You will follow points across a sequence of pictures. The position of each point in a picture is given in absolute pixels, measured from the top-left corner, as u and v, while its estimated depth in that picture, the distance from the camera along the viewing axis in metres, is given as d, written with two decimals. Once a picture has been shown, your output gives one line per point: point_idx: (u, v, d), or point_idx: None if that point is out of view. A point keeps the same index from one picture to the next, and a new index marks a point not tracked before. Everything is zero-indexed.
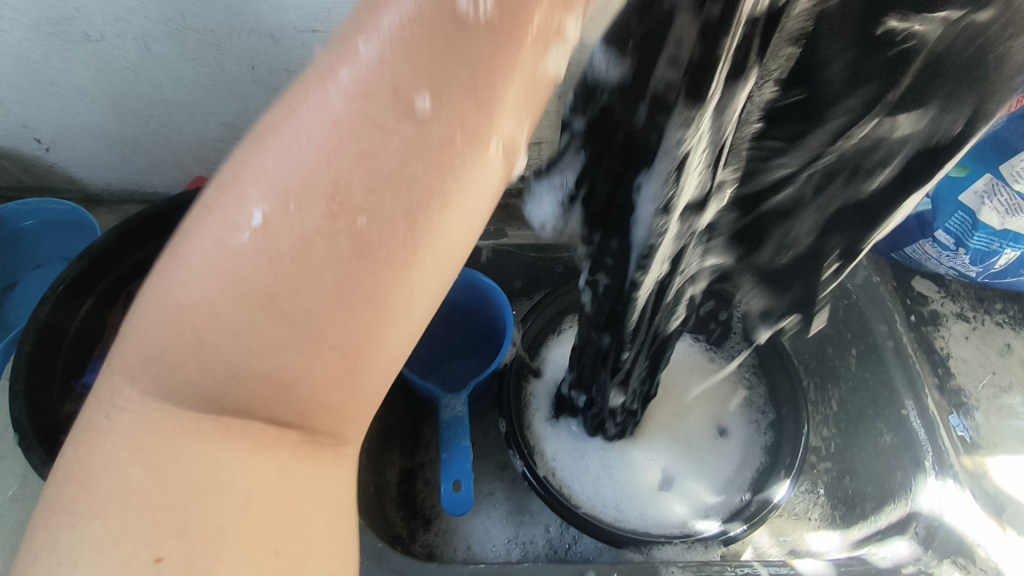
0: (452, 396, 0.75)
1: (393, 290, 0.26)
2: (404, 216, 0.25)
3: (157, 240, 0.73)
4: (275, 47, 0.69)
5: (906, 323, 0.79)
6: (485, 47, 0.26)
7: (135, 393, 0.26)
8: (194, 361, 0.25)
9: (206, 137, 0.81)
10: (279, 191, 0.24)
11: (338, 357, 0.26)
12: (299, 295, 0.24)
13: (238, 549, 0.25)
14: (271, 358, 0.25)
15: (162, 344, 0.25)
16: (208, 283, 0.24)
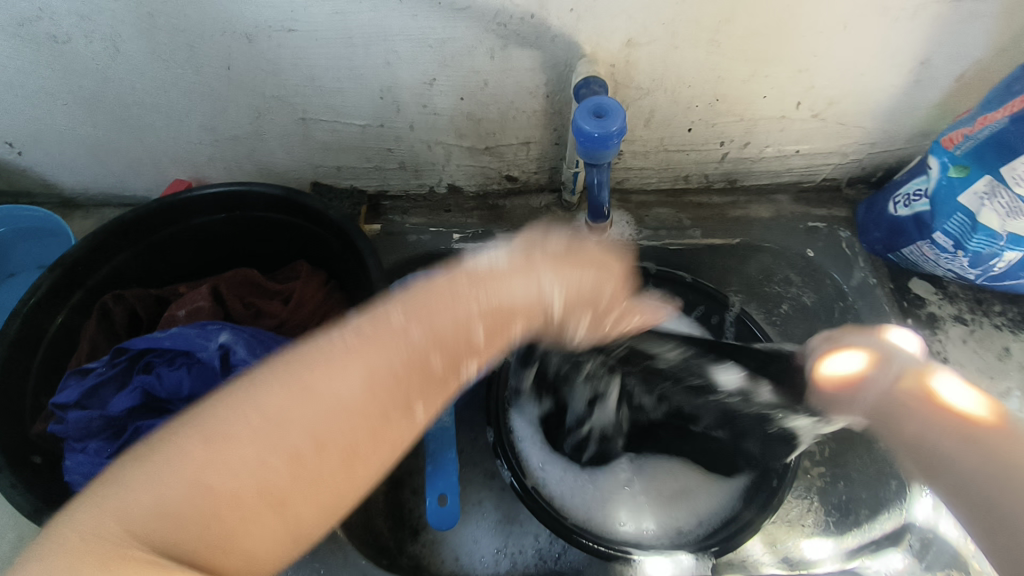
0: None
1: (351, 501, 0.41)
2: (373, 449, 0.42)
3: (132, 248, 0.71)
4: (251, 48, 0.66)
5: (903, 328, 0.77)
6: (445, 363, 0.45)
7: (120, 532, 0.35)
8: (193, 527, 0.36)
9: (183, 141, 0.78)
10: (308, 424, 0.40)
11: (297, 550, 0.40)
12: (298, 507, 0.39)
13: None
14: (263, 555, 0.38)
15: (174, 512, 0.36)
16: (237, 480, 0.37)
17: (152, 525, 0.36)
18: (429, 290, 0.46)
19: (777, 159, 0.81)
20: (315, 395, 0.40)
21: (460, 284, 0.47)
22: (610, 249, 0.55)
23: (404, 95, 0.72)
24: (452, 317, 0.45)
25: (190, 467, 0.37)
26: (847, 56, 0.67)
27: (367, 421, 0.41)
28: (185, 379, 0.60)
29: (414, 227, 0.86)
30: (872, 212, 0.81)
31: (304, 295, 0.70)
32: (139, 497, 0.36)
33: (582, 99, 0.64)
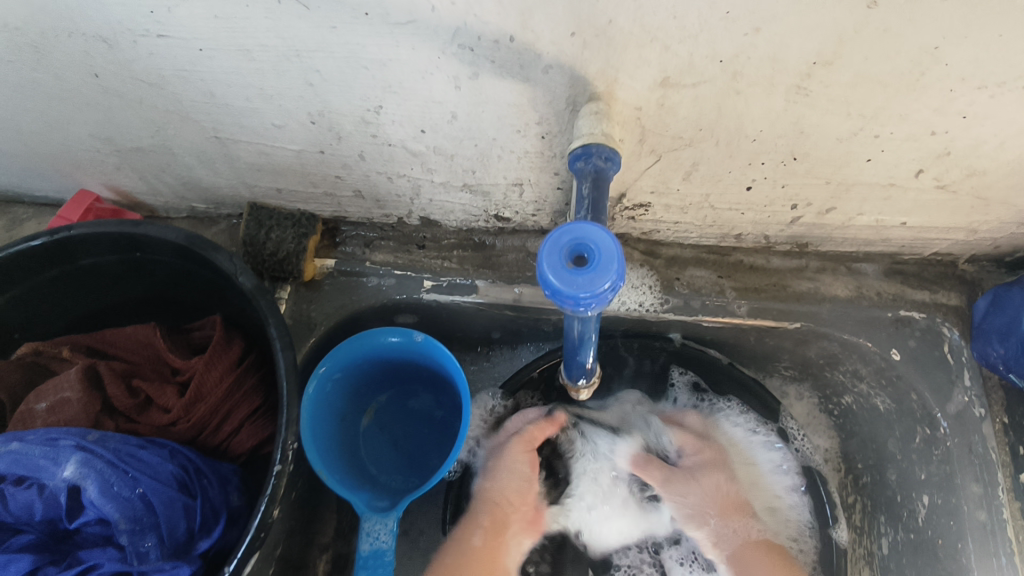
0: (375, 519, 0.59)
1: (473, 530, 0.63)
2: (491, 526, 0.63)
3: (6, 296, 0.56)
4: (114, 54, 0.46)
5: (1008, 487, 0.58)
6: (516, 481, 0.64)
7: (457, 537, 0.63)
8: (463, 529, 0.63)
9: (77, 148, 0.61)
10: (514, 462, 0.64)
11: (483, 534, 0.63)
12: (478, 538, 0.62)
13: (464, 537, 0.63)
14: (501, 534, 0.63)
15: (466, 532, 0.63)
16: (503, 469, 0.64)
17: (453, 540, 0.63)
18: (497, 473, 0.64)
19: (871, 229, 0.58)
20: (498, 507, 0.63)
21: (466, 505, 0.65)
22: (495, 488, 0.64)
23: (341, 122, 0.51)
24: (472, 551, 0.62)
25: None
26: (1017, 119, 0.42)
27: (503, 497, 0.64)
28: (32, 505, 0.46)
29: (375, 267, 0.67)
30: (999, 316, 0.58)
31: (205, 384, 0.55)
32: (463, 540, 0.63)
33: (580, 176, 0.44)
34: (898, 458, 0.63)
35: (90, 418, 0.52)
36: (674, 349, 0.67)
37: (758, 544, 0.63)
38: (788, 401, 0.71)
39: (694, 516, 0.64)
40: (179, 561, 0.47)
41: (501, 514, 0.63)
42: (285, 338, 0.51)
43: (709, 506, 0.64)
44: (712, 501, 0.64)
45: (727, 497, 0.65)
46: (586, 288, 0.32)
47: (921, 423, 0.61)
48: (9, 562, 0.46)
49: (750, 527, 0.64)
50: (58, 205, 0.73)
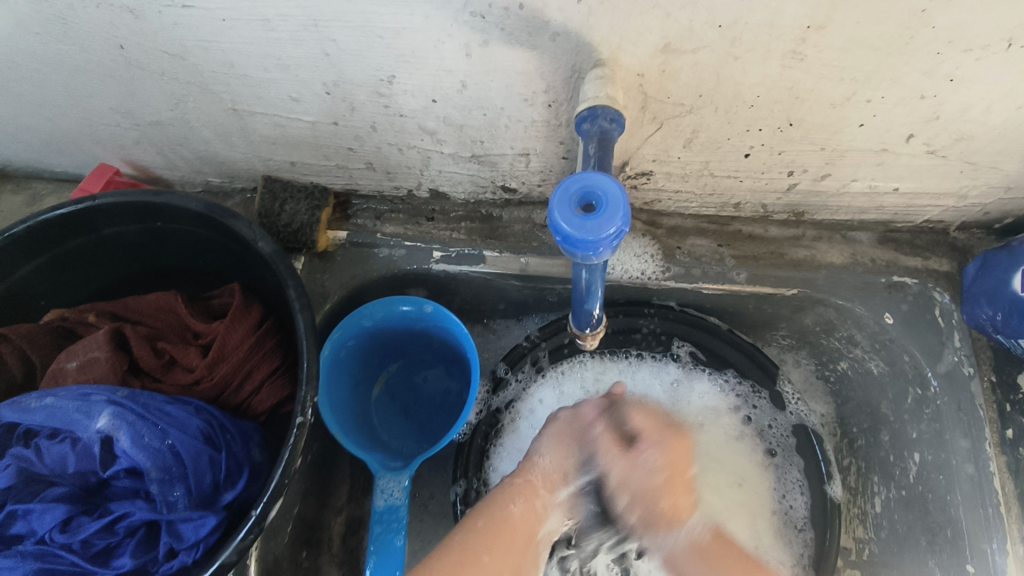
0: (389, 477, 0.61)
1: (512, 502, 0.58)
2: (533, 494, 0.58)
3: (34, 262, 0.58)
4: (139, 25, 0.48)
5: (995, 441, 0.61)
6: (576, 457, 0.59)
7: (492, 511, 0.57)
8: (495, 505, 0.57)
9: (98, 122, 0.63)
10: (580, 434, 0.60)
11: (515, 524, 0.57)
12: (515, 513, 0.57)
13: (493, 523, 0.56)
14: (539, 511, 0.58)
15: (501, 504, 0.57)
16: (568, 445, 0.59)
17: (477, 524, 0.56)
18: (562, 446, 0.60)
19: (865, 196, 0.60)
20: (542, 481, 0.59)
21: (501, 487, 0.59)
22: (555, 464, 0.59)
23: (355, 92, 0.53)
24: (509, 519, 0.57)
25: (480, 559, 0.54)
26: (1001, 80, 0.44)
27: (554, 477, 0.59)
28: (66, 457, 0.49)
29: (386, 238, 0.69)
30: (987, 279, 0.60)
31: (226, 345, 0.57)
32: (495, 524, 0.56)
33: (586, 139, 0.46)
34: (891, 419, 0.66)
35: (118, 376, 0.54)
36: (674, 314, 0.70)
37: (701, 544, 0.60)
38: (786, 368, 0.74)
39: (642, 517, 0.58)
40: (206, 511, 0.50)
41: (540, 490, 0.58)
42: (304, 300, 0.54)
43: (659, 498, 0.57)
44: (653, 502, 0.57)
45: (682, 487, 0.58)
46: (593, 232, 0.34)
47: (912, 383, 0.64)
48: (44, 512, 0.48)
49: (697, 524, 0.60)
50: (77, 181, 0.75)
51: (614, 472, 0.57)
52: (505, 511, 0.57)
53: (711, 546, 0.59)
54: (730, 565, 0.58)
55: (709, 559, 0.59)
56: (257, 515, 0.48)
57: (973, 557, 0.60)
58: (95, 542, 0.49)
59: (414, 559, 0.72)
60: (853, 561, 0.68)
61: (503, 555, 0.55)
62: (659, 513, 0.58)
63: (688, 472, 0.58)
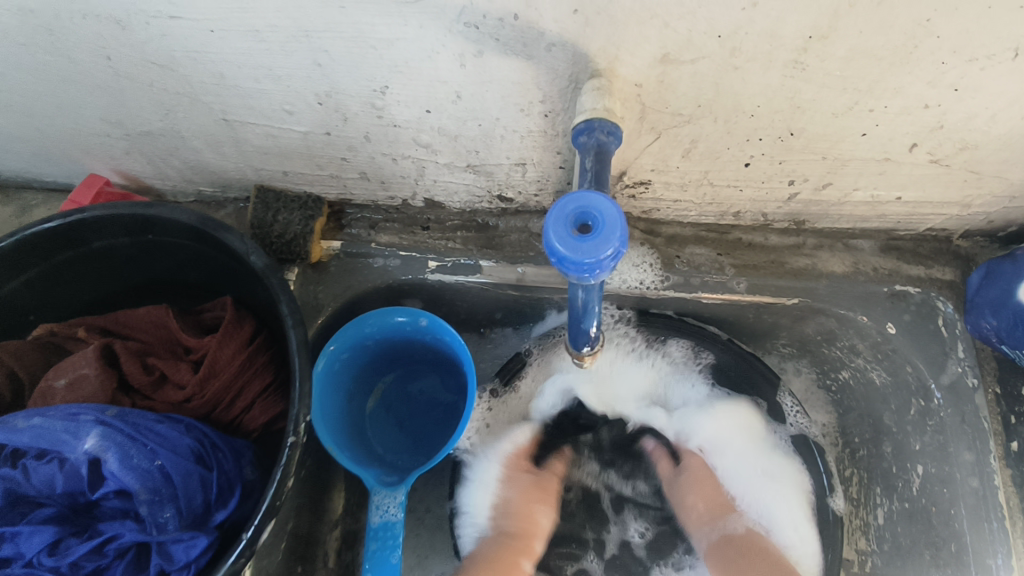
0: (384, 493, 0.60)
1: (489, 549, 0.65)
2: (504, 536, 0.65)
3: (22, 277, 0.57)
4: (127, 37, 0.47)
5: (999, 454, 0.60)
6: (519, 490, 0.67)
7: (471, 565, 0.64)
8: (475, 557, 0.65)
9: (87, 131, 0.62)
10: (507, 473, 0.69)
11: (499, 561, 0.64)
12: (493, 555, 0.64)
13: (477, 570, 0.63)
14: (518, 543, 0.65)
15: (479, 558, 0.65)
16: (505, 488, 0.68)
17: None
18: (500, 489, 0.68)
19: (867, 205, 0.59)
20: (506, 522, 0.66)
21: (504, 551, 0.64)
22: (506, 502, 0.67)
23: (348, 103, 0.52)
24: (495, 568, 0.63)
25: None
26: (1007, 91, 0.43)
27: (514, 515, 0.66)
28: (54, 478, 0.48)
29: (380, 248, 0.68)
30: (992, 288, 0.59)
31: (218, 361, 0.56)
32: (474, 575, 0.63)
33: (582, 151, 0.46)
34: (894, 430, 0.65)
35: (107, 395, 0.53)
36: (672, 322, 0.69)
37: (735, 540, 0.64)
38: (787, 377, 0.73)
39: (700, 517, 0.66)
40: (197, 532, 0.49)
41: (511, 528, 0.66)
42: (296, 315, 0.52)
43: (694, 496, 0.67)
44: (698, 492, 0.67)
45: (716, 495, 0.67)
46: (590, 255, 0.33)
47: (915, 395, 0.63)
48: (32, 534, 0.47)
49: (735, 525, 0.65)
50: (67, 190, 0.74)
51: (669, 488, 0.69)
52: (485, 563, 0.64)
53: (746, 540, 0.64)
54: (762, 561, 0.62)
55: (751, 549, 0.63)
56: (250, 537, 0.47)
57: (977, 572, 0.59)
58: (83, 565, 0.48)
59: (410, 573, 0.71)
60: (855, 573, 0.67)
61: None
62: (692, 506, 0.66)
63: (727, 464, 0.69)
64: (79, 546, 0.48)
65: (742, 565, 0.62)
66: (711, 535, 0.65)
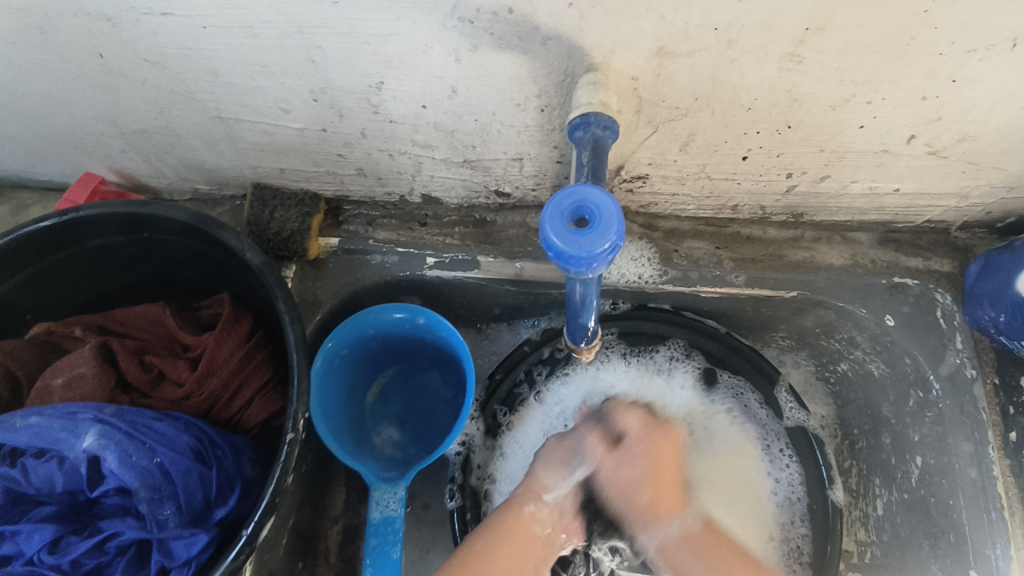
0: (384, 488, 0.60)
1: (517, 520, 0.56)
2: (534, 513, 0.57)
3: (16, 276, 0.57)
4: (119, 34, 0.47)
5: (997, 444, 0.60)
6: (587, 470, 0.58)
7: (501, 514, 0.56)
8: (501, 512, 0.56)
9: (81, 130, 0.61)
10: (594, 444, 0.58)
11: (516, 541, 0.55)
12: (512, 527, 0.55)
13: (498, 525, 0.55)
14: (543, 533, 0.57)
15: (505, 513, 0.56)
16: (574, 465, 0.58)
17: (485, 526, 0.55)
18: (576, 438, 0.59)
19: (865, 197, 0.59)
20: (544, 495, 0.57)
21: (520, 533, 0.55)
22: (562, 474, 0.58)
23: (343, 98, 0.52)
24: (512, 531, 0.55)
25: (470, 552, 0.53)
26: (1004, 82, 0.43)
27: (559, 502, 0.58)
28: (53, 477, 0.48)
29: (378, 245, 0.68)
30: (990, 280, 0.59)
31: (215, 359, 0.56)
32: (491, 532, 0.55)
33: (578, 146, 0.45)
34: (893, 421, 0.65)
35: (105, 392, 0.53)
36: (669, 316, 0.68)
37: (692, 536, 0.57)
38: (786, 370, 0.73)
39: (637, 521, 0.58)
40: (197, 528, 0.49)
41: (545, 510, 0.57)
42: (294, 312, 0.52)
43: (642, 490, 0.57)
44: (640, 490, 0.57)
45: (669, 482, 0.58)
46: (586, 249, 0.33)
47: (914, 386, 0.63)
48: (33, 532, 0.47)
49: (688, 519, 0.58)
50: (62, 189, 0.74)
51: (609, 477, 0.57)
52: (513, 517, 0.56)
53: (702, 538, 0.57)
54: (728, 564, 0.55)
55: (705, 551, 0.56)
56: (250, 533, 0.47)
57: (976, 562, 0.59)
58: (84, 562, 0.48)
59: (412, 568, 0.71)
60: (855, 564, 0.67)
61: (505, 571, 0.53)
62: (641, 503, 0.57)
63: (672, 463, 0.58)
64: (80, 544, 0.48)
65: (696, 567, 0.55)
66: (664, 534, 0.58)
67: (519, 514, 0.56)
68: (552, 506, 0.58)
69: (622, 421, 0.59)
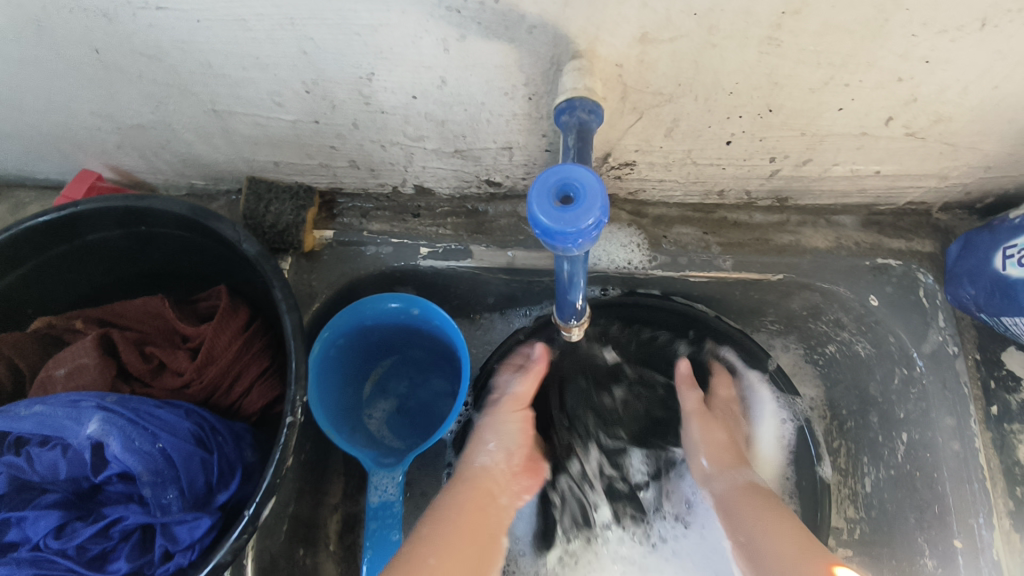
0: (383, 473, 0.61)
1: (448, 500, 0.57)
2: (470, 491, 0.58)
3: (18, 270, 0.58)
4: (115, 29, 0.48)
5: (980, 418, 0.62)
6: (509, 432, 0.64)
7: (430, 508, 0.57)
8: (432, 505, 0.57)
9: (78, 126, 0.62)
10: (507, 407, 0.66)
11: (452, 521, 0.55)
12: (446, 508, 0.56)
13: (428, 516, 0.55)
14: (490, 511, 0.58)
15: (439, 504, 0.57)
16: (489, 437, 0.63)
17: (422, 518, 0.56)
18: (496, 416, 0.65)
19: (847, 179, 0.60)
20: (478, 473, 0.60)
21: (461, 505, 0.57)
22: (486, 449, 0.62)
23: (335, 90, 0.53)
24: (452, 512, 0.56)
25: (411, 539, 0.53)
26: (974, 62, 0.45)
27: (489, 478, 0.60)
28: (58, 464, 0.49)
29: (372, 236, 0.69)
30: (970, 258, 0.60)
31: (215, 348, 0.57)
32: (431, 518, 0.55)
33: (564, 130, 0.47)
34: (880, 400, 0.67)
35: (107, 382, 0.54)
36: (659, 302, 0.69)
37: (749, 488, 0.59)
38: (775, 353, 0.74)
39: (709, 468, 0.63)
40: (200, 512, 0.50)
41: (484, 482, 0.59)
42: (291, 300, 0.53)
43: (703, 443, 0.65)
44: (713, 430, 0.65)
45: (719, 437, 0.65)
46: (572, 225, 0.34)
47: (898, 363, 0.64)
48: (38, 518, 0.48)
49: (742, 475, 0.61)
50: (59, 186, 0.75)
51: (694, 421, 0.66)
52: (444, 500, 0.57)
53: (743, 491, 0.59)
54: (761, 507, 0.56)
55: (753, 498, 0.58)
56: (252, 513, 0.48)
57: (960, 533, 0.60)
58: (89, 547, 0.49)
59: None
60: (845, 540, 0.69)
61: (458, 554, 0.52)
62: (704, 445, 0.65)
63: (721, 418, 0.67)
64: (85, 529, 0.49)
65: (748, 518, 0.56)
66: (724, 486, 0.61)
67: (454, 492, 0.58)
68: (501, 470, 0.61)
69: (687, 400, 0.68)
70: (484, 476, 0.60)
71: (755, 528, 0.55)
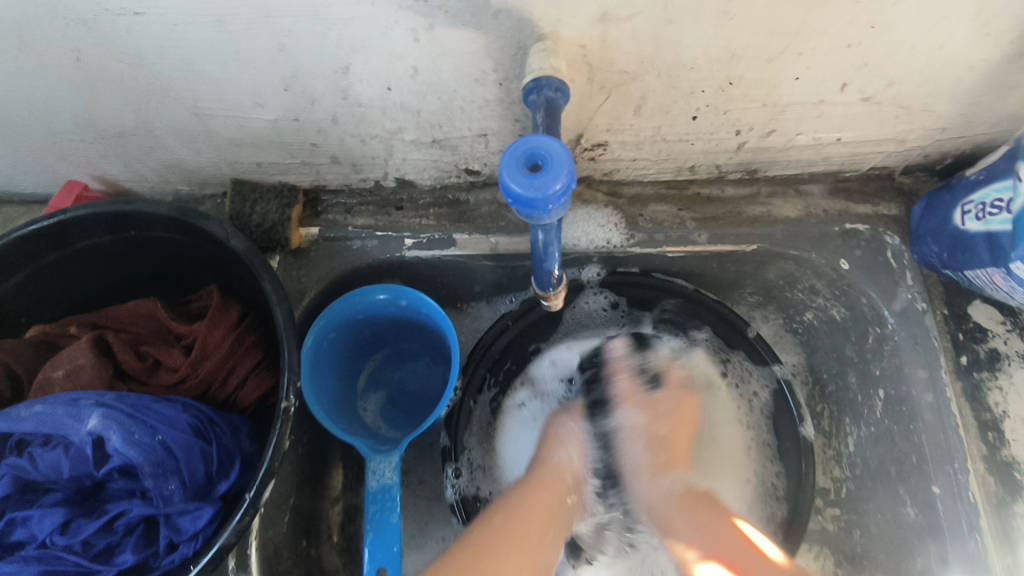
0: (380, 458, 0.63)
1: (514, 508, 0.58)
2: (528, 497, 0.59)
3: (10, 280, 0.59)
4: (96, 36, 0.50)
5: (951, 368, 0.64)
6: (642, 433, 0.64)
7: (491, 511, 0.58)
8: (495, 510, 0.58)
9: (63, 137, 0.64)
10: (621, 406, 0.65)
11: (517, 533, 0.56)
12: (513, 516, 0.57)
13: (525, 520, 0.57)
14: (550, 518, 0.59)
15: (501, 508, 0.58)
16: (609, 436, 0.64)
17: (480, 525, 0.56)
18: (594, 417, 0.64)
19: (811, 148, 0.63)
20: (542, 480, 0.61)
21: (528, 512, 0.58)
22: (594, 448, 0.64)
23: (313, 86, 0.55)
24: (519, 517, 0.57)
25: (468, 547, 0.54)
26: (917, 25, 0.47)
27: (548, 486, 0.61)
28: (60, 463, 0.50)
29: (357, 231, 0.70)
30: (932, 217, 0.63)
31: (208, 344, 0.59)
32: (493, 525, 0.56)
33: (533, 108, 0.49)
34: (856, 360, 0.69)
35: (104, 380, 0.56)
36: (639, 280, 0.71)
37: (686, 492, 0.61)
38: (756, 324, 0.76)
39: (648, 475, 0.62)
40: (202, 502, 0.52)
41: (551, 485, 0.61)
42: (281, 292, 0.55)
43: (656, 450, 0.63)
44: (656, 451, 0.63)
45: (681, 441, 0.64)
46: (540, 190, 0.36)
47: (872, 323, 0.67)
48: (43, 516, 0.49)
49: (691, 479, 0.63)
50: (46, 200, 0.76)
51: (622, 420, 0.64)
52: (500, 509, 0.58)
53: (689, 499, 0.61)
54: (711, 518, 0.58)
55: (697, 506, 0.60)
56: (252, 497, 0.49)
57: (938, 479, 0.62)
58: (95, 542, 0.50)
59: (412, 540, 0.74)
60: (832, 500, 0.71)
61: (518, 547, 0.55)
62: (646, 457, 0.63)
63: (675, 425, 0.64)
64: (90, 524, 0.50)
65: (681, 519, 0.59)
66: (666, 487, 0.62)
67: (521, 497, 0.59)
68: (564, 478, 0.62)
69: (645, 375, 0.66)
70: (558, 475, 0.62)
71: (688, 534, 0.58)
